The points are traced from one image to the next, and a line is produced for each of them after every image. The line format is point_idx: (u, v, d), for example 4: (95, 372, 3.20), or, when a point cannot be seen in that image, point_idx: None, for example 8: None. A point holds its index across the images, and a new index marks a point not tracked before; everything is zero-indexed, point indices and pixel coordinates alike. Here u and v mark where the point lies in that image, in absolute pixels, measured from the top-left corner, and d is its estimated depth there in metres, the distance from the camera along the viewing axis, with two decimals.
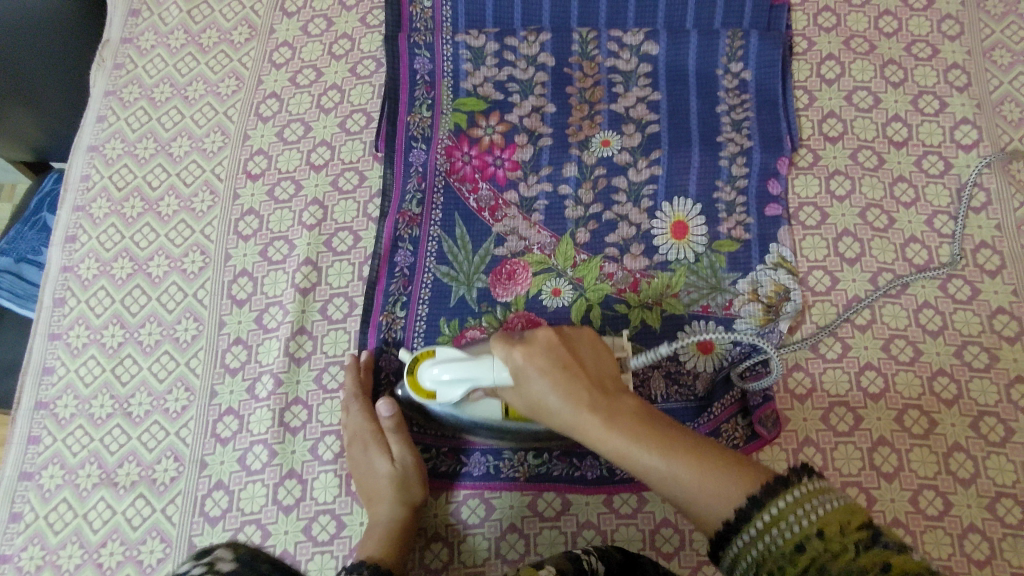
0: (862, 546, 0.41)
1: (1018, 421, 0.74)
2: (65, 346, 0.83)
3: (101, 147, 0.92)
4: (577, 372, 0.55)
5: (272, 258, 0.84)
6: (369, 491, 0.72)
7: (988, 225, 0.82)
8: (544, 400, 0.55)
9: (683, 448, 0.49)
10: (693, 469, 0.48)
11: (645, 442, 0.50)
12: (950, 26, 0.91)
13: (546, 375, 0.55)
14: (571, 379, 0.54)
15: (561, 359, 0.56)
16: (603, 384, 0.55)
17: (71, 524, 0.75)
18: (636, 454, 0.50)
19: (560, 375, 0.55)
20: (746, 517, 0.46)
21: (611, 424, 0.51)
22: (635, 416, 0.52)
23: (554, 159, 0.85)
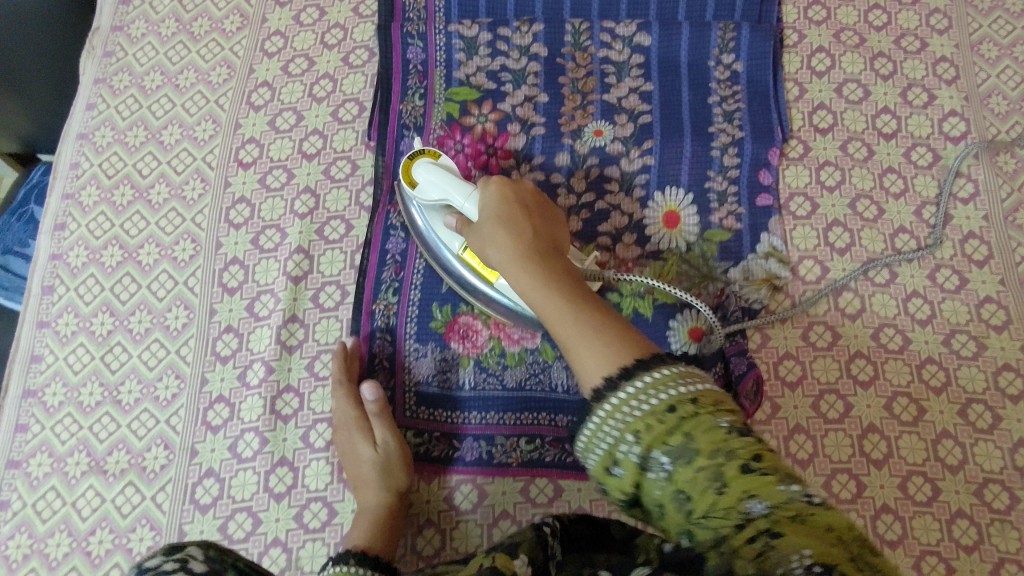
0: (732, 428, 0.41)
1: (1005, 409, 0.75)
2: (53, 334, 0.82)
3: (90, 135, 0.91)
4: (531, 230, 0.60)
5: (263, 246, 0.84)
6: (356, 477, 0.71)
7: (975, 216, 0.83)
8: (493, 247, 0.61)
9: (581, 301, 0.52)
10: (576, 311, 0.51)
11: (551, 289, 0.54)
12: (938, 20, 0.92)
13: (501, 229, 0.61)
14: (520, 233, 0.60)
15: (522, 209, 0.63)
16: (548, 248, 0.60)
17: (58, 512, 0.74)
18: (542, 293, 0.54)
19: (513, 227, 0.61)
20: (627, 374, 0.44)
21: (532, 267, 0.56)
22: (558, 274, 0.56)
23: (546, 149, 0.85)
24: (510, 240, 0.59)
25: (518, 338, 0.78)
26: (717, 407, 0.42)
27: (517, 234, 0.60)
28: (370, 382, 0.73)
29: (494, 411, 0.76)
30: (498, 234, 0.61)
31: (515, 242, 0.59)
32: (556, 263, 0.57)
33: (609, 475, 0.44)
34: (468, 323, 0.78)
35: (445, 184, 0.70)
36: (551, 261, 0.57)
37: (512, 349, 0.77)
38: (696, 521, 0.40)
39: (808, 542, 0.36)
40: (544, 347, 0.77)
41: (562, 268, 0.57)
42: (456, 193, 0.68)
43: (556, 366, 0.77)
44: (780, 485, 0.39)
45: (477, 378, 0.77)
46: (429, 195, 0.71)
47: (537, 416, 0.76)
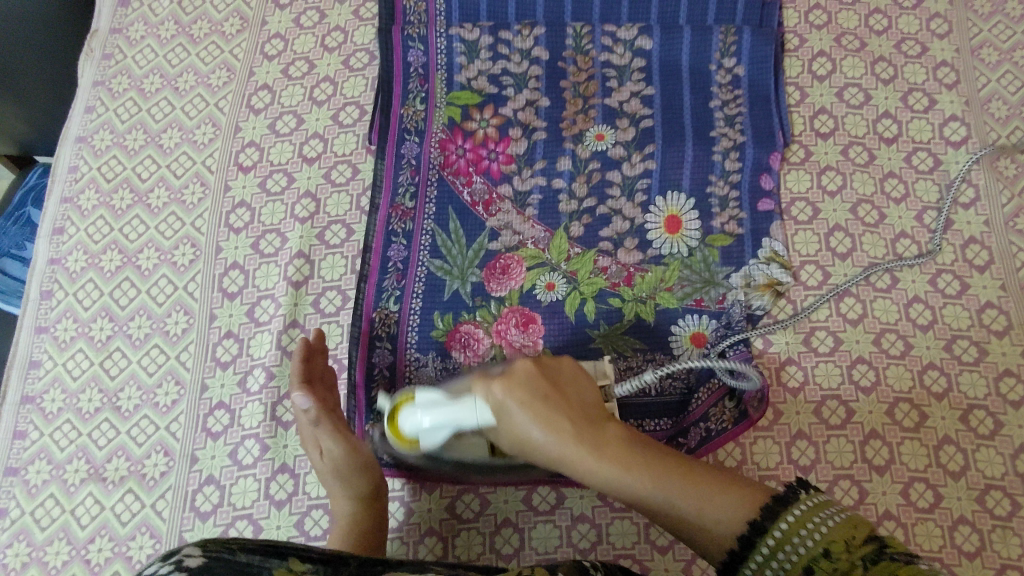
0: (869, 560, 0.46)
1: (1006, 414, 0.75)
2: (51, 340, 0.82)
3: (89, 138, 0.91)
4: (562, 409, 0.57)
5: (263, 251, 0.83)
6: (324, 485, 0.70)
7: (976, 221, 0.83)
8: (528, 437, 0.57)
9: (674, 474, 0.54)
10: (679, 486, 0.54)
11: (645, 473, 0.54)
12: (939, 24, 0.92)
13: (525, 407, 0.57)
14: (559, 419, 0.56)
15: (542, 393, 0.58)
16: (588, 416, 0.58)
17: (57, 519, 0.74)
18: (643, 487, 0.54)
19: (546, 412, 0.56)
20: (762, 535, 0.51)
21: (603, 456, 0.55)
22: (630, 447, 0.55)
23: (548, 154, 0.85)
24: (550, 429, 0.56)
25: (520, 346, 0.78)
26: (853, 539, 0.47)
27: (550, 420, 0.56)
28: (299, 389, 0.69)
29: None
30: (535, 427, 0.56)
31: (554, 430, 0.56)
32: (608, 431, 0.56)
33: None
34: (469, 332, 0.78)
35: (445, 415, 0.61)
36: (599, 431, 0.56)
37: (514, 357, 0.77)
38: None
39: None
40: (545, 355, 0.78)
41: (618, 437, 0.56)
42: (464, 416, 0.61)
43: None
44: None
45: None
46: (430, 438, 0.63)
47: None
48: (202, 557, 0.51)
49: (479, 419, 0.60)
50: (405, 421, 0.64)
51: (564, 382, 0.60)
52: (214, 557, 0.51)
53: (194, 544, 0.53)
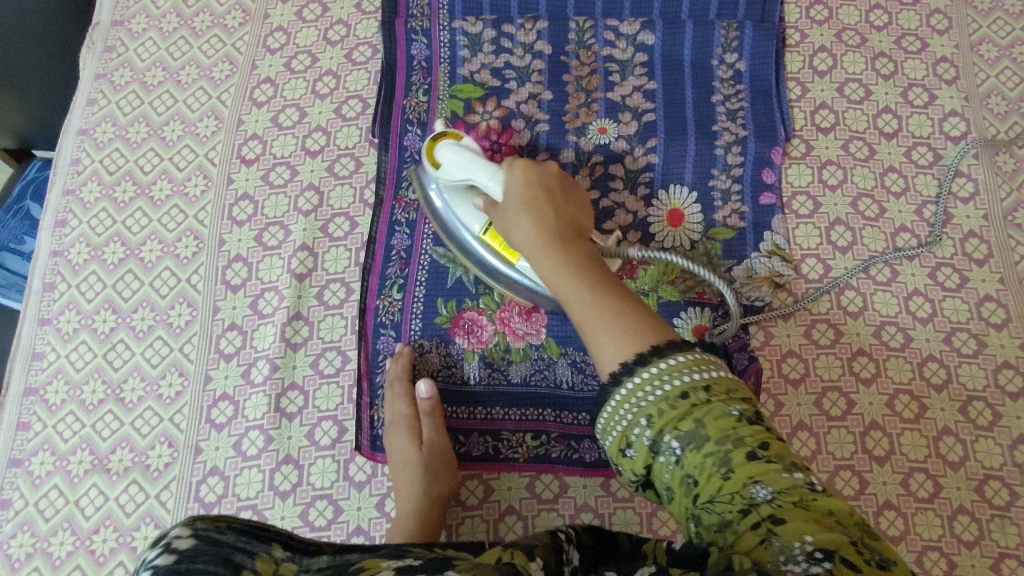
0: (742, 417, 0.44)
1: (1004, 406, 0.76)
2: (54, 332, 0.82)
3: (91, 130, 0.91)
4: (553, 211, 0.60)
5: (267, 243, 0.83)
6: (399, 480, 0.71)
7: (975, 215, 0.83)
8: (515, 229, 0.60)
9: (606, 286, 0.52)
10: (600, 296, 0.51)
11: (578, 273, 0.53)
12: (938, 20, 0.93)
13: (527, 203, 0.61)
14: (542, 216, 0.59)
15: (547, 197, 0.62)
16: (571, 228, 0.59)
17: (61, 510, 0.74)
18: (570, 282, 0.53)
19: (535, 210, 0.60)
20: (646, 363, 0.47)
21: (559, 249, 0.56)
22: (588, 260, 0.55)
23: (552, 146, 0.85)
24: (538, 224, 0.59)
25: (522, 334, 0.78)
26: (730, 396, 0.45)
27: (540, 217, 0.59)
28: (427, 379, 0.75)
29: (500, 406, 0.76)
30: (522, 217, 0.60)
31: (537, 221, 0.59)
32: (578, 245, 0.57)
33: (624, 456, 0.48)
34: (472, 319, 0.78)
35: (470, 161, 0.68)
36: (574, 242, 0.57)
37: (517, 345, 0.77)
38: (703, 504, 0.43)
39: (810, 531, 0.38)
40: (548, 343, 0.77)
41: (586, 252, 0.56)
42: (482, 171, 0.67)
43: (560, 363, 0.77)
44: (784, 472, 0.42)
45: (482, 373, 0.77)
46: (452, 174, 0.70)
47: (543, 412, 0.76)
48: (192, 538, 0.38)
49: (491, 184, 0.66)
50: (439, 149, 0.71)
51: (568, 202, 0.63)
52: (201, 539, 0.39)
53: (178, 526, 0.40)
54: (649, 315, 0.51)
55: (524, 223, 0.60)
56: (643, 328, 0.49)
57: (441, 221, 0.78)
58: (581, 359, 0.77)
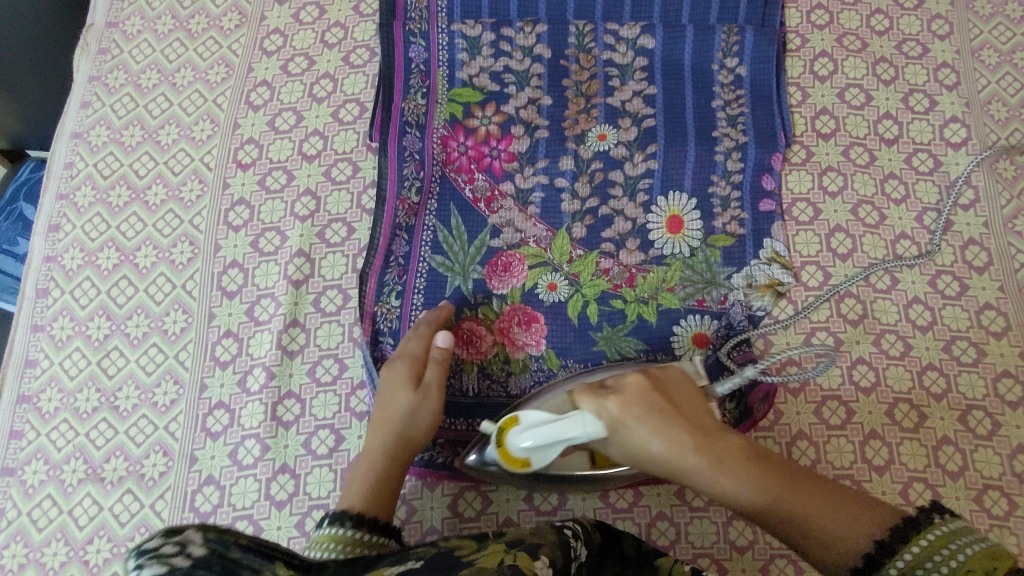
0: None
1: (1004, 415, 0.76)
2: (48, 338, 0.81)
3: (85, 134, 0.89)
4: (681, 419, 0.57)
5: (263, 249, 0.82)
6: (377, 414, 0.71)
7: (975, 222, 0.83)
8: (660, 456, 0.57)
9: (785, 488, 0.55)
10: (789, 498, 0.54)
11: (754, 483, 0.54)
12: (939, 25, 0.92)
13: (645, 422, 0.57)
14: (679, 429, 0.57)
15: (660, 406, 0.58)
16: (709, 429, 0.58)
17: (55, 520, 0.73)
18: (759, 501, 0.54)
19: (669, 427, 0.57)
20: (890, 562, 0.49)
21: (724, 466, 0.55)
22: (753, 464, 0.56)
23: (551, 152, 0.85)
24: (691, 449, 0.56)
25: (522, 345, 0.78)
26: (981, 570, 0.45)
27: (677, 437, 0.56)
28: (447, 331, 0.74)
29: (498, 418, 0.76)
30: (654, 436, 0.57)
31: (681, 446, 0.56)
32: (732, 447, 0.56)
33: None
34: (470, 329, 0.78)
35: (550, 429, 0.58)
36: (721, 442, 0.56)
37: (516, 356, 0.77)
38: None
39: None
40: (548, 355, 0.77)
41: (741, 451, 0.56)
42: (572, 431, 0.57)
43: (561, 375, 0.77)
44: None
45: (481, 384, 0.77)
46: (544, 456, 0.60)
47: None
48: (203, 546, 0.47)
49: (589, 435, 0.57)
50: (512, 443, 0.61)
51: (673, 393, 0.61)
52: (208, 548, 0.47)
53: (199, 528, 0.49)
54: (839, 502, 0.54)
55: (668, 449, 0.56)
56: (848, 519, 0.53)
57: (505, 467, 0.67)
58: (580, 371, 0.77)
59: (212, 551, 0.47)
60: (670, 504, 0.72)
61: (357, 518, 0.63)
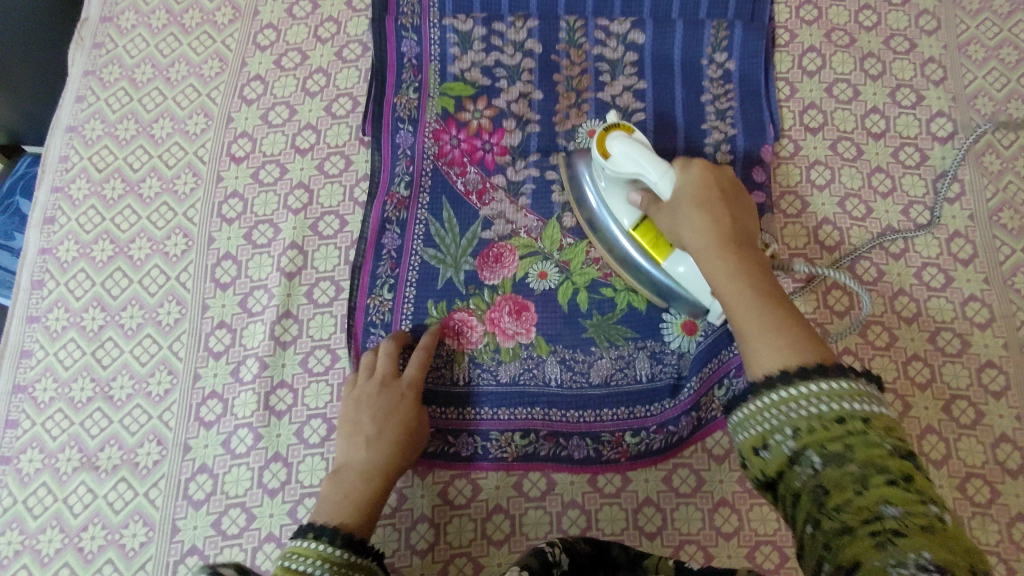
0: (898, 453, 0.41)
1: (987, 404, 0.77)
2: (43, 329, 0.81)
3: (80, 127, 0.90)
4: (729, 218, 0.62)
5: (256, 241, 0.83)
6: (369, 431, 0.69)
7: (961, 215, 0.84)
8: (687, 231, 0.62)
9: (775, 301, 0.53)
10: (759, 305, 0.53)
11: (743, 278, 0.56)
12: (927, 21, 0.93)
13: (698, 203, 0.63)
14: (716, 221, 0.61)
15: (718, 199, 0.64)
16: (745, 242, 0.61)
17: (50, 508, 0.74)
18: (737, 293, 0.54)
19: (710, 218, 0.61)
20: (804, 378, 0.45)
21: (726, 257, 0.58)
22: (752, 269, 0.57)
23: (541, 145, 0.85)
24: (713, 228, 0.61)
25: (512, 333, 0.78)
26: (889, 432, 0.42)
27: (717, 222, 0.61)
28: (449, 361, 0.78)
29: (488, 406, 0.77)
30: (695, 218, 0.62)
31: (706, 226, 0.61)
32: (748, 255, 0.59)
33: (757, 456, 0.47)
34: (462, 319, 0.79)
35: (640, 157, 0.68)
36: (747, 251, 0.59)
37: (506, 344, 0.78)
38: (829, 512, 0.41)
39: (928, 546, 0.37)
40: (538, 342, 0.78)
41: (756, 263, 0.58)
42: (652, 169, 0.67)
43: (549, 362, 0.78)
44: (921, 502, 0.39)
45: (471, 373, 0.78)
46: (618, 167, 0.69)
47: (531, 411, 0.76)
48: None
49: (662, 181, 0.66)
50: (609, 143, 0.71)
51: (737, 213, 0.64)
52: None
53: None
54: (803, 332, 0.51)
55: (697, 223, 0.62)
56: (793, 338, 0.49)
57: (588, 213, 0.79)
58: (570, 358, 0.78)
59: None
60: (657, 490, 0.73)
61: (350, 536, 0.59)
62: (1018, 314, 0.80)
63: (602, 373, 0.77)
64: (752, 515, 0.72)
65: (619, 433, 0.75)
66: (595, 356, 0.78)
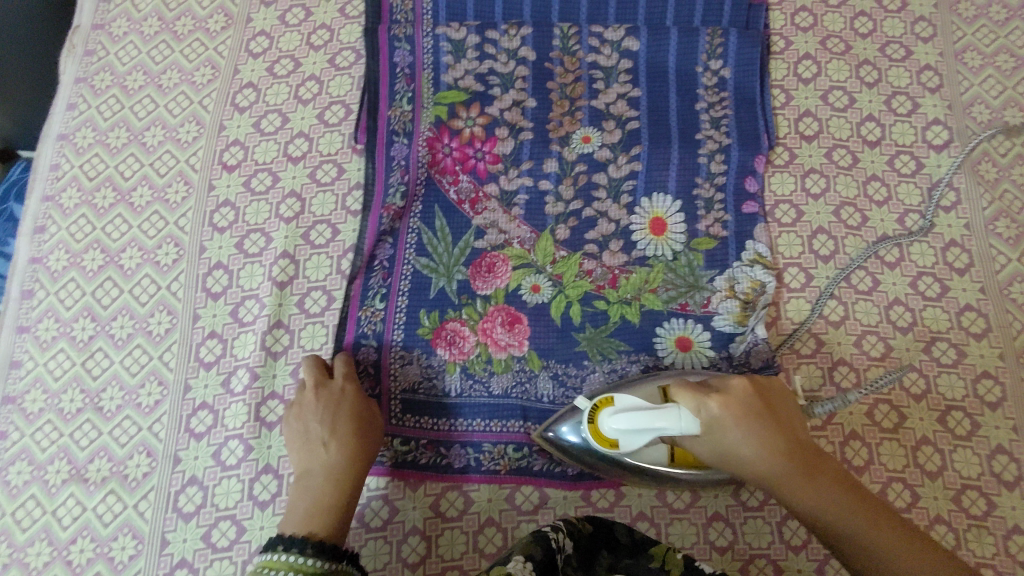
0: None
1: (983, 416, 0.76)
2: (33, 339, 0.81)
3: (71, 135, 0.90)
4: (777, 431, 0.62)
5: (247, 251, 0.83)
6: (321, 436, 0.71)
7: (957, 224, 0.83)
8: (744, 452, 0.61)
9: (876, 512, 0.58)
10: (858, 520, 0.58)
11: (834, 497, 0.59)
12: (923, 28, 0.93)
13: (742, 425, 0.61)
14: (768, 435, 0.62)
15: (758, 410, 0.63)
16: (806, 443, 0.63)
17: (38, 521, 0.74)
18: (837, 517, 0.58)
19: (759, 434, 0.61)
20: None
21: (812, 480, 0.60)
22: (832, 479, 0.60)
23: (535, 154, 0.85)
24: (773, 450, 0.61)
25: (505, 345, 0.78)
26: None
27: (773, 440, 0.62)
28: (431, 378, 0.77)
29: (481, 419, 0.76)
30: (754, 437, 0.61)
31: (769, 449, 0.61)
32: (821, 466, 0.61)
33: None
34: (455, 330, 0.78)
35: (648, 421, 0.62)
36: (815, 460, 0.62)
37: (499, 356, 0.78)
38: None
39: None
40: (531, 355, 0.78)
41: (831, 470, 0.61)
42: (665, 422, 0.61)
43: (542, 377, 0.77)
44: None
45: (464, 385, 0.77)
46: (631, 443, 0.64)
47: (523, 425, 0.76)
48: None
49: (683, 428, 0.61)
50: (604, 424, 0.65)
51: (778, 402, 0.65)
52: None
53: None
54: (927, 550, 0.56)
55: (755, 448, 0.61)
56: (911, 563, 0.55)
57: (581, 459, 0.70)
58: (563, 370, 0.77)
59: None
60: (651, 504, 0.73)
61: (322, 543, 0.63)
62: (1014, 324, 0.79)
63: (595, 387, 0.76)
64: (746, 528, 0.72)
65: None
66: (588, 369, 0.77)
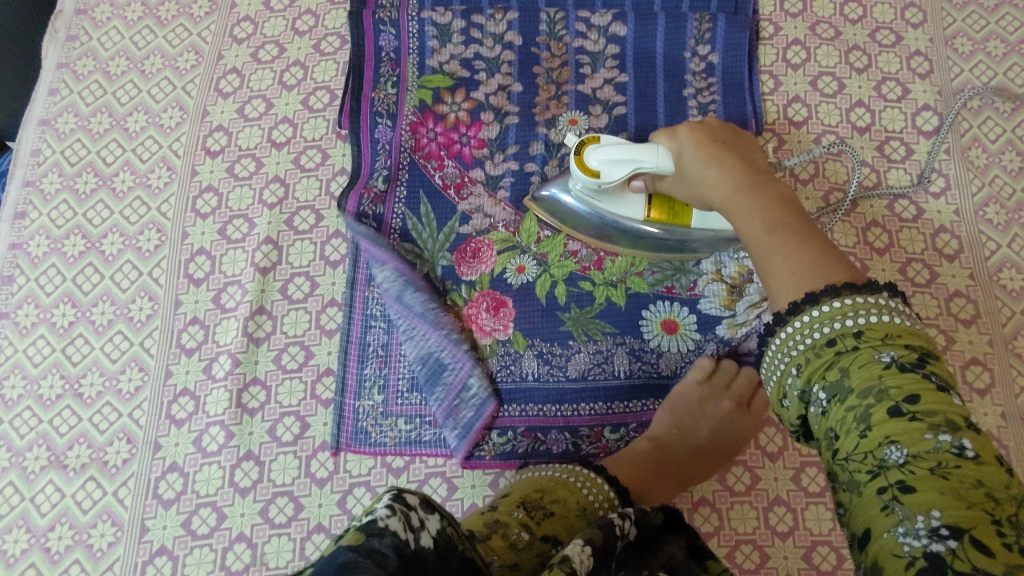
0: (896, 364, 0.41)
1: (972, 402, 0.75)
2: (12, 326, 0.80)
3: (53, 121, 0.89)
4: (736, 157, 0.61)
5: (230, 236, 0.82)
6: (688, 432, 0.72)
7: (946, 210, 0.83)
8: (705, 186, 0.60)
9: (785, 226, 0.51)
10: (780, 240, 0.50)
11: (769, 215, 0.53)
12: (913, 14, 0.92)
13: (700, 147, 0.62)
14: (727, 167, 0.60)
15: (718, 141, 0.63)
16: (763, 174, 0.59)
17: (17, 507, 0.73)
18: (753, 219, 0.54)
19: (720, 158, 0.61)
20: (809, 307, 0.45)
21: (753, 194, 0.56)
22: (774, 194, 0.56)
23: (521, 138, 0.84)
24: (724, 178, 0.59)
25: (490, 330, 0.77)
26: (882, 341, 0.42)
27: (727, 167, 0.60)
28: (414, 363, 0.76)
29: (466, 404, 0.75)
30: (701, 159, 0.62)
31: (724, 170, 0.60)
32: (772, 186, 0.57)
33: (781, 407, 0.47)
34: None
35: (629, 153, 0.67)
36: (768, 185, 0.57)
37: (482, 341, 0.77)
38: (842, 460, 0.41)
39: (936, 502, 0.36)
40: (515, 337, 0.77)
41: (779, 194, 0.56)
42: (645, 153, 0.66)
43: (527, 357, 0.76)
44: (928, 434, 0.38)
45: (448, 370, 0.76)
46: (611, 176, 0.68)
47: (508, 409, 0.75)
48: (402, 520, 0.36)
49: (659, 163, 0.65)
50: (589, 157, 0.69)
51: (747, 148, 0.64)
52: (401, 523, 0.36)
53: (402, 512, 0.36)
54: (834, 259, 0.48)
55: (711, 172, 0.60)
56: (817, 265, 0.47)
57: (568, 211, 0.77)
58: (547, 350, 0.76)
59: (411, 533, 0.36)
60: None
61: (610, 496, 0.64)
62: (1004, 310, 0.78)
63: (580, 367, 0.76)
64: (732, 514, 0.71)
65: (598, 428, 0.74)
66: (572, 350, 0.76)
